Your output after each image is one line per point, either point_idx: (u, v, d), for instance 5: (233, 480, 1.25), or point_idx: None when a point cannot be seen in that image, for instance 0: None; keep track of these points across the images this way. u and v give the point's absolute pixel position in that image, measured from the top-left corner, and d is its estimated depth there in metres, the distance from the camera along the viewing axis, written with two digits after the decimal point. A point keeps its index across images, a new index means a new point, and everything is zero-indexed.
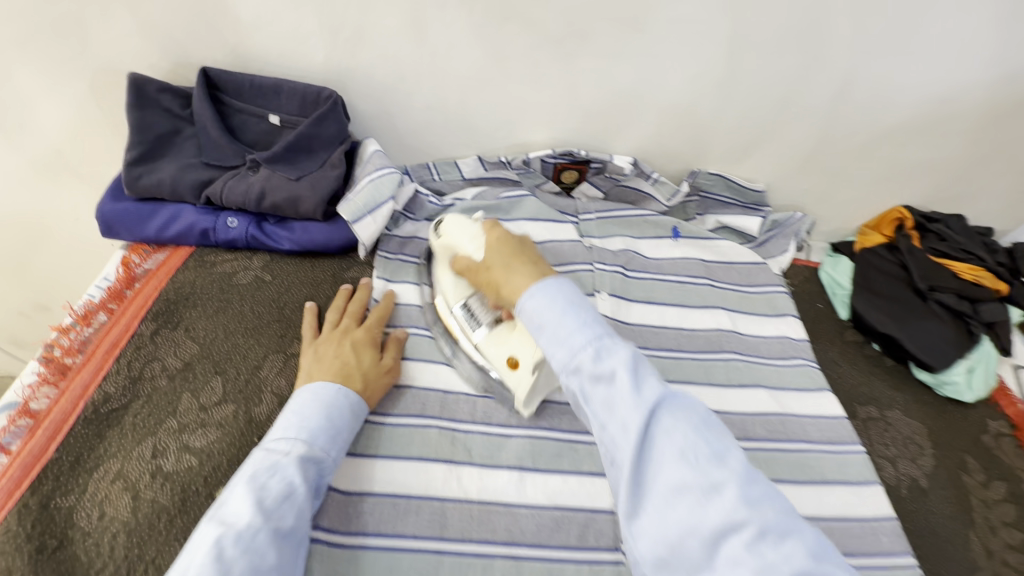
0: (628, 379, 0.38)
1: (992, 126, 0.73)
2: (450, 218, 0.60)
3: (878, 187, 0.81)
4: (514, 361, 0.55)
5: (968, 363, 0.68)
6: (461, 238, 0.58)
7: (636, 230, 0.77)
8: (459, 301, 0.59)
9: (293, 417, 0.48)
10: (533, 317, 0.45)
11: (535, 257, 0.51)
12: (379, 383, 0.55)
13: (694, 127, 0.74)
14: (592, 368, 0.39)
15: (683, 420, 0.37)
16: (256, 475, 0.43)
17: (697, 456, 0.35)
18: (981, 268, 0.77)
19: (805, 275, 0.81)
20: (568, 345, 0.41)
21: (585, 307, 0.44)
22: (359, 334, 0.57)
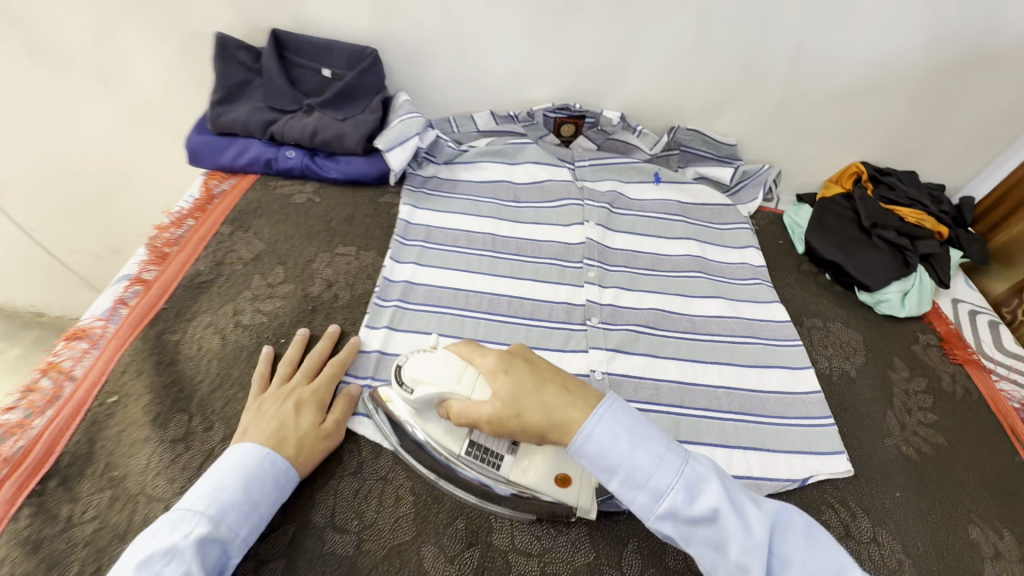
0: (734, 517, 0.41)
1: (930, 88, 0.85)
2: (411, 363, 0.53)
3: (836, 144, 0.94)
4: (562, 476, 0.53)
5: (902, 285, 0.80)
6: (442, 381, 0.51)
7: (624, 175, 0.91)
8: (463, 445, 0.54)
9: (210, 485, 0.46)
10: (598, 460, 0.44)
11: (558, 377, 0.48)
12: (316, 447, 0.52)
13: (672, 86, 0.87)
14: (692, 512, 0.42)
15: (793, 543, 0.41)
16: (149, 561, 0.40)
17: (817, 570, 0.40)
18: (924, 213, 0.88)
19: (770, 219, 0.94)
20: (652, 489, 0.43)
21: (653, 436, 0.45)
22: (305, 393, 0.55)
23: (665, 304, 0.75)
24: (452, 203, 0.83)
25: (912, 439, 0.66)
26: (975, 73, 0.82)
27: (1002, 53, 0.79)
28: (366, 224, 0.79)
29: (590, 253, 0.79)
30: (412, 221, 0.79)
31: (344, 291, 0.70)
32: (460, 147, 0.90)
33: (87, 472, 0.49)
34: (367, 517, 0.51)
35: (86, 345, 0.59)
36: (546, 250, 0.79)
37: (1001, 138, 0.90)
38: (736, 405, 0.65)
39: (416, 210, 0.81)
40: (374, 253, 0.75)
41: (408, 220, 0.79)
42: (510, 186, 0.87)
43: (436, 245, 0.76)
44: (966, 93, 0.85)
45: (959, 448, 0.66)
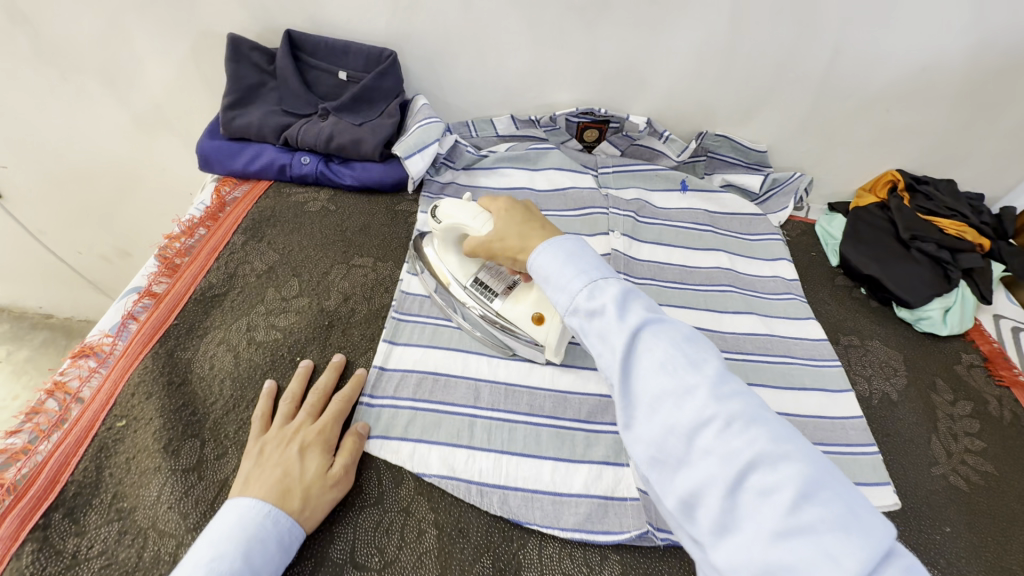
0: (613, 309, 0.43)
1: (974, 92, 0.80)
2: (444, 203, 0.62)
3: (871, 151, 0.90)
4: (539, 316, 0.58)
5: (944, 302, 0.76)
6: (461, 216, 0.60)
7: (649, 182, 0.88)
8: (469, 279, 0.63)
9: (206, 555, 0.41)
10: (540, 271, 0.50)
11: (540, 222, 0.55)
12: (322, 497, 0.48)
13: (701, 90, 0.84)
14: (586, 306, 0.44)
15: (665, 340, 0.40)
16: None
17: (675, 367, 0.39)
18: (965, 224, 0.84)
19: (801, 230, 0.90)
20: (567, 288, 0.46)
21: (588, 255, 0.48)
22: (310, 433, 0.51)
23: (694, 320, 0.72)
24: None
25: (959, 467, 0.62)
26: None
27: None
28: (382, 234, 0.75)
29: (615, 266, 0.75)
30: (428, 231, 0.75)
31: (361, 305, 0.67)
32: (479, 152, 0.86)
33: (94, 502, 0.47)
34: (388, 553, 0.48)
35: (94, 363, 0.56)
36: None
37: None
38: None
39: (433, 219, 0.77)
40: (391, 263, 0.72)
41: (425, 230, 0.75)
42: (531, 193, 0.83)
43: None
44: (1013, 98, 0.80)
45: (1009, 477, 0.62)
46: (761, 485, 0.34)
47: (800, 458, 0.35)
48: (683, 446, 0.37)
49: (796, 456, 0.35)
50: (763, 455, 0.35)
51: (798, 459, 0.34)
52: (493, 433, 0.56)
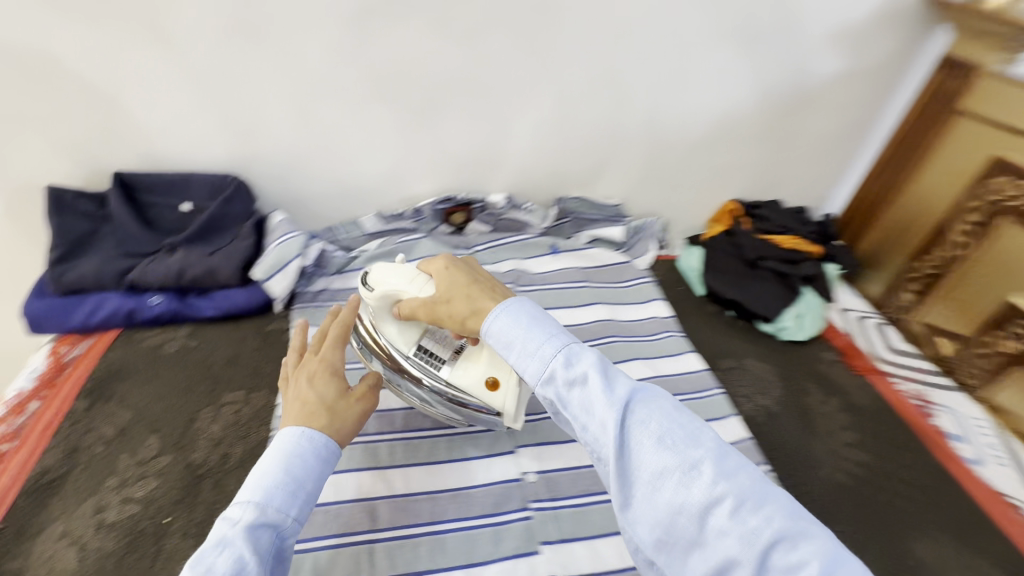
0: (601, 384, 0.43)
1: (772, 129, 0.93)
2: (376, 269, 0.60)
3: (708, 188, 1.01)
4: (493, 381, 0.57)
5: (795, 310, 0.85)
6: (394, 281, 0.58)
7: (522, 252, 0.92)
8: (412, 347, 0.59)
9: (253, 475, 0.46)
10: (499, 338, 0.49)
11: (481, 279, 0.54)
12: (346, 411, 0.52)
13: (548, 162, 0.90)
14: (566, 375, 0.44)
15: (656, 412, 0.42)
16: (202, 555, 0.41)
17: (674, 440, 0.40)
18: (797, 237, 0.96)
19: (667, 267, 0.97)
20: (540, 357, 0.46)
21: (546, 319, 0.49)
22: (315, 367, 0.54)
23: None
24: None
25: (840, 463, 0.68)
26: (803, 112, 0.92)
27: (821, 93, 0.89)
28: (254, 361, 0.71)
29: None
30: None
31: (234, 447, 0.61)
32: (349, 254, 0.86)
33: None
34: None
35: None
36: None
37: (842, 162, 1.00)
38: None
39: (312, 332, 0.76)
40: (266, 391, 0.68)
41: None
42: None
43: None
44: (802, 129, 0.94)
45: (880, 460, 0.69)
46: (783, 562, 0.36)
47: (812, 528, 0.37)
48: (694, 528, 0.38)
49: (808, 531, 0.37)
50: (781, 531, 0.36)
51: (813, 532, 0.36)
52: (395, 556, 0.54)
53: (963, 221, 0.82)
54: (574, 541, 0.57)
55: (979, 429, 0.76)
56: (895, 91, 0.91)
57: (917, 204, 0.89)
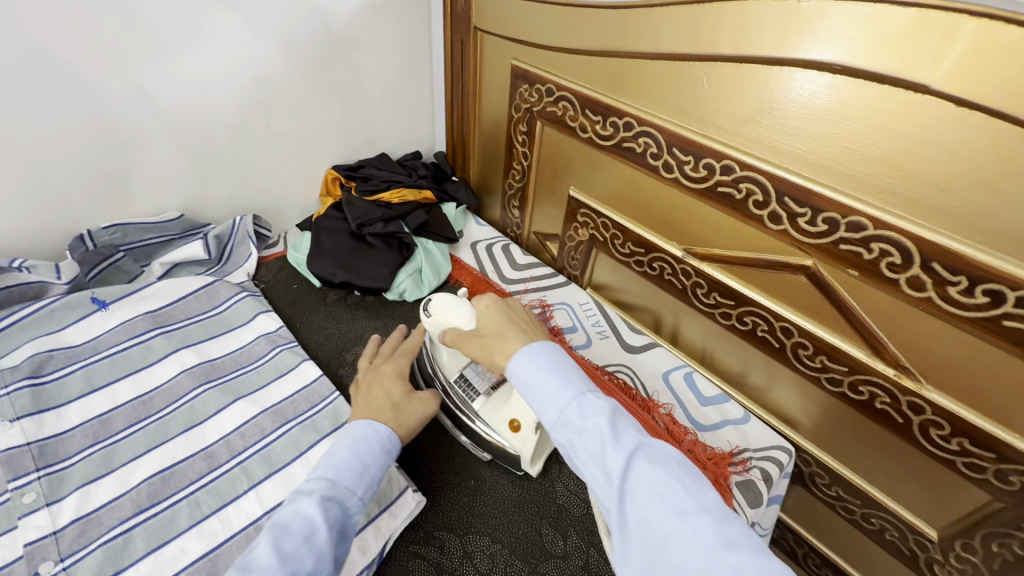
0: (608, 431, 0.42)
1: (325, 82, 0.84)
2: (439, 296, 0.62)
3: (296, 164, 0.88)
4: (516, 424, 0.57)
5: (410, 269, 0.81)
6: (450, 314, 0.59)
7: (48, 324, 0.66)
8: (455, 373, 0.62)
9: (339, 452, 0.48)
10: (524, 385, 0.48)
11: (519, 321, 0.54)
12: (410, 409, 0.54)
13: (29, 192, 0.66)
14: (576, 421, 0.44)
15: (660, 468, 0.39)
16: (280, 520, 0.42)
17: (676, 499, 0.38)
18: (404, 188, 0.91)
19: (277, 267, 0.84)
20: (554, 398, 0.45)
21: (568, 365, 0.48)
22: (390, 368, 0.58)
23: (165, 459, 0.58)
24: None
25: None
26: (348, 57, 0.84)
27: (354, 33, 0.82)
28: None
29: (18, 471, 0.53)
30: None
31: None
32: None
33: None
34: None
35: None
36: None
37: (421, 97, 0.99)
38: None
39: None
40: None
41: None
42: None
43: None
44: (359, 74, 0.87)
45: None
46: None
47: None
48: None
49: None
50: None
51: None
52: None
53: (517, 131, 0.86)
54: None
55: (586, 311, 0.84)
56: (427, 15, 0.89)
57: (489, 124, 0.92)
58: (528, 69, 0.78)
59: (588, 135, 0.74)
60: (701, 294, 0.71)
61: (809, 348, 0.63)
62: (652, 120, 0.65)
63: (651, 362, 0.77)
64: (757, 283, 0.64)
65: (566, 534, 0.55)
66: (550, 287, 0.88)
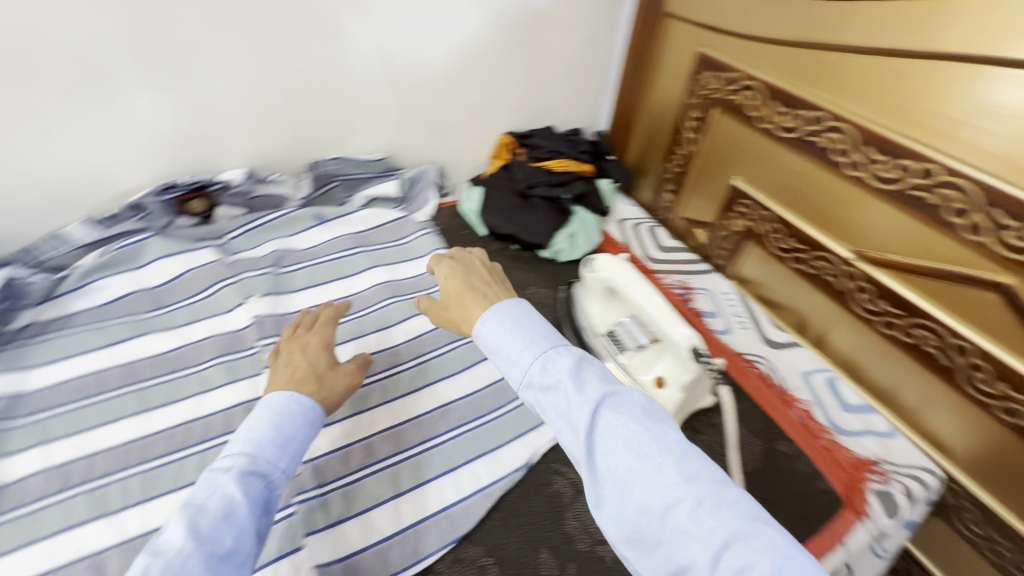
0: (571, 388, 0.44)
1: (517, 55, 0.92)
2: (603, 258, 0.71)
3: (478, 126, 0.99)
4: (661, 380, 0.62)
5: (568, 231, 0.87)
6: (614, 275, 0.69)
7: (286, 229, 0.83)
8: (606, 328, 0.70)
9: (247, 433, 0.47)
10: (491, 346, 0.50)
11: (478, 287, 0.55)
12: (329, 382, 0.55)
13: (289, 123, 0.81)
14: (540, 381, 0.46)
15: (623, 414, 0.42)
16: (193, 498, 0.42)
17: (639, 443, 0.41)
18: (567, 159, 0.98)
19: (450, 213, 0.95)
20: (519, 363, 0.47)
21: (533, 324, 0.50)
22: (312, 339, 0.59)
23: (363, 349, 0.71)
24: (68, 345, 0.65)
25: None
26: (541, 33, 0.91)
27: (552, 12, 0.89)
28: None
29: (264, 331, 0.70)
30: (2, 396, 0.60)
31: None
32: (54, 276, 0.70)
33: None
34: None
35: None
36: (208, 350, 0.68)
37: (596, 76, 1.03)
38: (452, 419, 0.64)
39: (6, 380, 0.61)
40: None
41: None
42: (144, 295, 0.72)
43: (48, 419, 0.59)
44: (547, 50, 0.94)
45: None
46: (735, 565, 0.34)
47: (768, 526, 0.36)
48: (657, 526, 0.38)
49: (764, 527, 0.36)
50: (734, 532, 0.36)
51: (769, 530, 0.36)
52: None
53: (688, 118, 0.88)
54: (343, 521, 0.54)
55: (728, 301, 0.86)
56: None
57: (658, 108, 0.95)
58: (716, 57, 0.80)
59: (766, 125, 0.75)
60: (839, 278, 0.72)
61: (985, 371, 0.59)
62: (850, 116, 0.64)
63: (793, 359, 0.77)
64: (937, 296, 0.62)
65: None
66: (695, 272, 0.90)
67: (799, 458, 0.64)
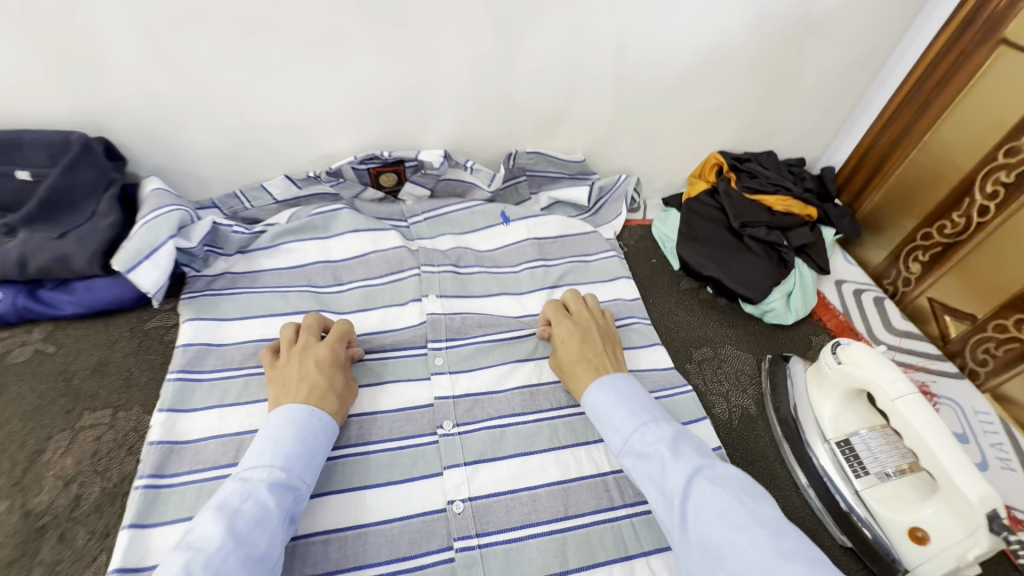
0: (668, 454, 0.46)
1: (766, 65, 0.77)
2: (857, 347, 0.55)
3: (691, 140, 0.85)
4: (919, 535, 0.48)
5: (784, 289, 0.72)
6: (872, 377, 0.53)
7: (468, 224, 0.77)
8: (839, 436, 0.56)
9: (267, 444, 0.47)
10: (596, 411, 0.53)
11: (593, 355, 0.57)
12: (343, 402, 0.53)
13: (496, 108, 0.74)
14: (639, 449, 0.48)
15: (718, 488, 0.43)
16: (228, 500, 0.42)
17: (735, 517, 0.41)
18: (790, 197, 0.82)
19: (638, 235, 0.84)
20: (620, 431, 0.50)
21: (637, 394, 0.53)
22: (321, 352, 0.55)
23: (535, 379, 0.63)
24: (255, 303, 0.64)
25: None
26: (801, 45, 0.75)
27: (828, 19, 0.72)
28: (124, 369, 0.59)
29: (435, 333, 0.64)
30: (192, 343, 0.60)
31: (89, 486, 0.50)
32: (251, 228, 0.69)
33: None
34: None
35: None
36: (379, 340, 0.63)
37: (847, 103, 0.85)
38: (629, 492, 0.54)
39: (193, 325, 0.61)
40: (137, 409, 0.56)
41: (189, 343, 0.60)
42: (325, 269, 0.69)
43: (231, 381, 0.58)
44: (803, 63, 0.78)
45: None
46: None
47: None
48: None
49: None
50: None
51: None
52: None
53: (990, 181, 0.68)
54: None
55: (985, 424, 0.67)
56: (921, 11, 0.73)
57: (936, 159, 0.75)
58: None
59: None
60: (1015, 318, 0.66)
61: None
62: None
63: None
64: None
65: None
66: (939, 374, 0.72)
67: None
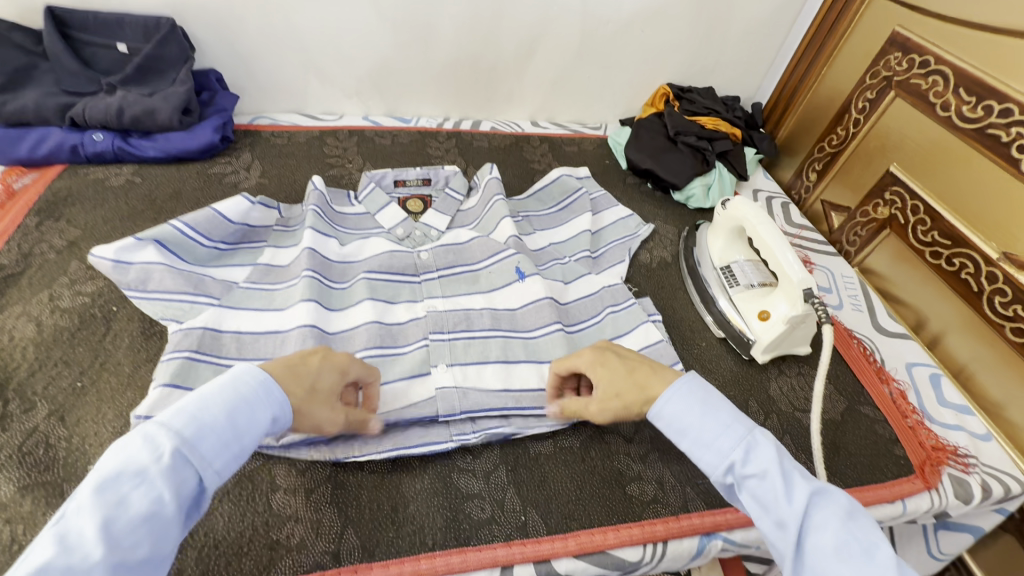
0: (779, 478, 0.42)
1: (703, 9, 0.96)
2: (739, 197, 0.76)
3: (644, 70, 1.05)
4: (765, 313, 0.68)
5: (704, 180, 0.93)
6: (746, 215, 0.73)
7: (480, 280, 0.72)
8: (724, 265, 0.76)
9: (192, 402, 0.39)
10: (674, 422, 0.49)
11: (641, 365, 0.54)
12: (322, 404, 0.47)
13: (485, 28, 0.92)
14: (743, 471, 0.44)
15: (833, 518, 0.40)
16: (117, 478, 0.34)
17: (850, 552, 0.38)
18: (720, 118, 1.01)
19: (597, 143, 1.05)
20: (716, 448, 0.46)
21: (727, 406, 0.48)
22: (337, 352, 0.51)
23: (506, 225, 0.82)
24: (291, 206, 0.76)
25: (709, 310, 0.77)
26: None
27: None
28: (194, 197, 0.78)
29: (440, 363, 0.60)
30: (195, 296, 0.60)
31: None
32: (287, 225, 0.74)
33: None
34: None
35: None
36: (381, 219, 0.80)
37: (770, 46, 1.05)
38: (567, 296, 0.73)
39: (201, 281, 0.62)
40: None
41: (192, 296, 0.60)
42: (316, 309, 0.62)
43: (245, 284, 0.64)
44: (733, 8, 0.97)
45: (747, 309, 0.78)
46: None
47: None
48: None
49: None
50: None
51: None
52: None
53: (860, 99, 0.88)
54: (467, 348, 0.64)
55: (848, 283, 0.87)
56: None
57: (828, 87, 0.96)
58: (912, 38, 0.79)
59: (948, 113, 0.73)
60: (999, 302, 0.67)
61: None
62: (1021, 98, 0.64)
63: (900, 349, 0.78)
64: None
65: (768, 415, 0.65)
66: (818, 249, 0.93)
67: (879, 422, 0.68)
